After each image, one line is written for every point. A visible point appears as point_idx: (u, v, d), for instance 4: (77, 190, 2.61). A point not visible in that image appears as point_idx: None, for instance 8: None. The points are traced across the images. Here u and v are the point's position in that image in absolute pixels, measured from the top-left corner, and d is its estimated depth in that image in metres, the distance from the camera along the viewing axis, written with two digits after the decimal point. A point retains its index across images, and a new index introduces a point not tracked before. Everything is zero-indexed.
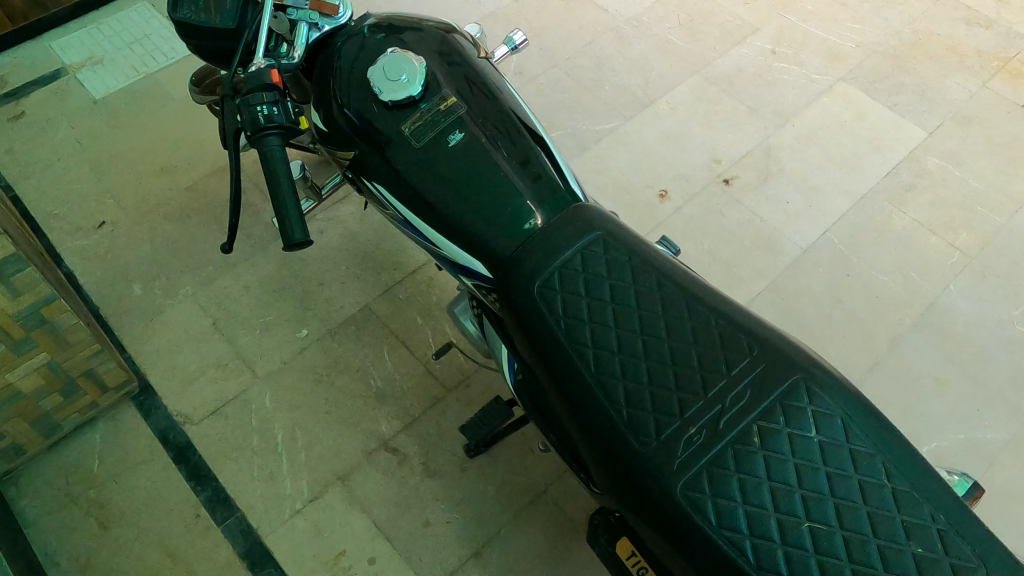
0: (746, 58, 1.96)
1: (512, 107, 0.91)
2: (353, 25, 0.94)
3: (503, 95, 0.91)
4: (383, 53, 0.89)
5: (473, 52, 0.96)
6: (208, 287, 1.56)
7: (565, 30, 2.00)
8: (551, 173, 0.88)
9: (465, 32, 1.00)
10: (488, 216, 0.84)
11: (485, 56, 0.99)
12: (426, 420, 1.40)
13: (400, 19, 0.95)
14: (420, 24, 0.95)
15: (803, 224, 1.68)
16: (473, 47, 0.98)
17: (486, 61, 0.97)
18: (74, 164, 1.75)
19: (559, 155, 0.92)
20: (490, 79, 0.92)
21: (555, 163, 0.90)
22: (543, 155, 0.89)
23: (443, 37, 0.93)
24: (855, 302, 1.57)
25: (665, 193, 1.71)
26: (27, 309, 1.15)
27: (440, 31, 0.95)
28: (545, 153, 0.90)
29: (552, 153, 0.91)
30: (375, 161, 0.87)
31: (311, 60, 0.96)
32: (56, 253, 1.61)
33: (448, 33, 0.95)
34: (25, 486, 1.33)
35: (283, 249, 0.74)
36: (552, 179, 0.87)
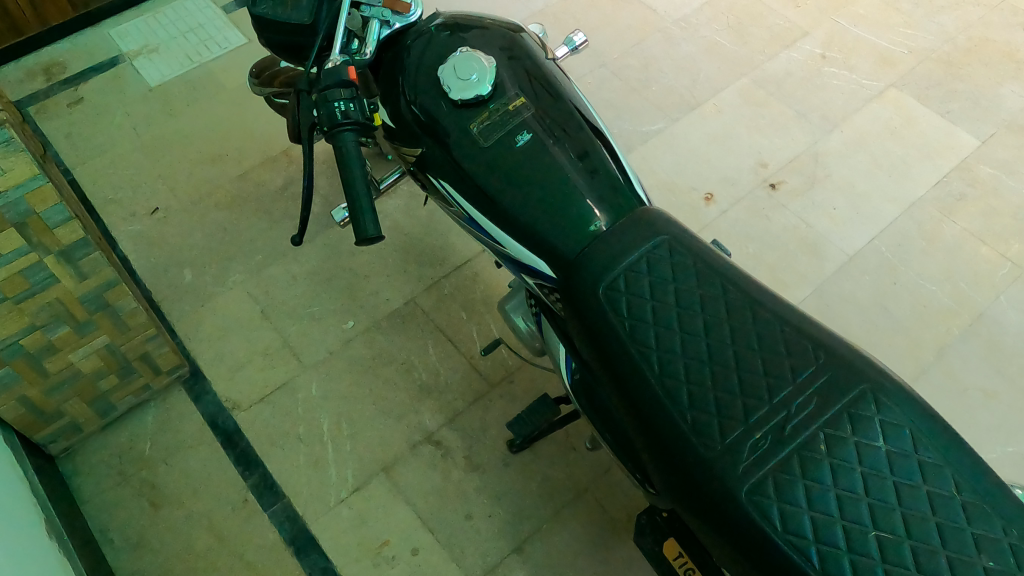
0: (795, 62, 1.95)
1: (578, 108, 0.92)
2: (422, 24, 0.95)
3: (569, 97, 0.92)
4: (452, 53, 0.90)
5: (539, 52, 0.96)
6: (257, 275, 1.59)
7: (613, 29, 2.00)
8: (615, 175, 0.88)
9: (530, 33, 1.01)
10: (553, 217, 0.85)
11: (551, 57, 0.99)
12: (469, 414, 1.42)
13: (468, 18, 0.97)
14: (487, 24, 0.96)
15: (850, 229, 1.67)
16: (539, 47, 0.98)
17: (552, 61, 0.98)
18: (129, 150, 1.79)
19: (621, 156, 0.93)
20: (556, 79, 0.93)
21: (619, 164, 0.91)
22: (608, 156, 0.90)
23: (510, 37, 0.95)
24: (902, 311, 1.56)
25: (710, 196, 1.71)
26: (92, 293, 1.18)
27: (507, 31, 0.96)
28: (609, 154, 0.91)
29: (615, 154, 0.92)
30: (441, 158, 0.89)
31: (379, 57, 0.97)
32: (111, 237, 1.64)
33: (515, 33, 0.96)
34: (81, 464, 1.38)
35: (356, 244, 0.75)
36: (615, 181, 0.88)
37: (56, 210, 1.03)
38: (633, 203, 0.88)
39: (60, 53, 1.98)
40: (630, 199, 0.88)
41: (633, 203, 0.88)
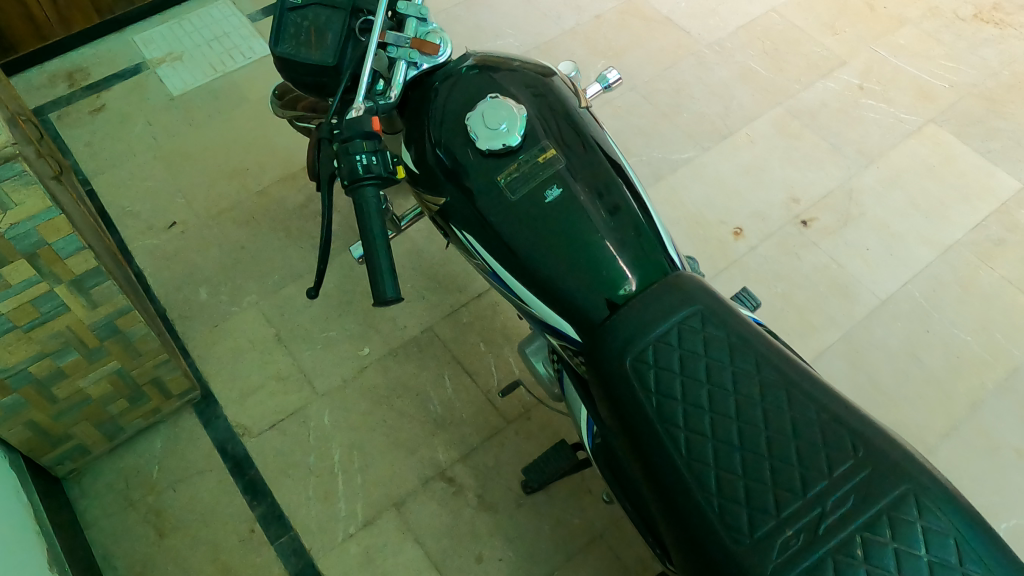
0: (831, 92, 1.90)
1: (611, 160, 0.88)
2: (452, 65, 0.91)
3: (601, 148, 0.88)
4: (482, 99, 0.86)
5: (573, 99, 0.92)
6: (273, 296, 1.56)
7: (645, 51, 1.95)
8: (647, 235, 0.84)
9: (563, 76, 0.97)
10: (582, 279, 0.81)
11: (584, 103, 0.95)
12: (483, 451, 1.38)
13: (499, 60, 0.93)
14: (519, 67, 0.92)
15: (882, 272, 1.62)
16: (572, 92, 0.94)
17: (586, 109, 0.93)
18: (149, 161, 1.77)
19: (654, 212, 0.88)
20: (588, 129, 0.89)
21: (651, 221, 0.87)
22: (640, 214, 0.86)
23: (543, 83, 0.90)
24: (934, 361, 1.50)
25: (739, 231, 1.65)
26: (103, 320, 1.16)
27: (540, 75, 0.92)
28: (641, 211, 0.86)
29: (648, 211, 0.88)
30: (465, 210, 0.85)
31: (405, 98, 0.94)
32: (127, 250, 1.63)
33: (548, 77, 0.92)
34: (87, 486, 1.37)
35: (373, 305, 0.72)
36: (647, 242, 0.84)
37: (69, 241, 1.02)
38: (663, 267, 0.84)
39: (84, 58, 1.97)
40: (661, 262, 0.84)
41: (664, 267, 0.84)
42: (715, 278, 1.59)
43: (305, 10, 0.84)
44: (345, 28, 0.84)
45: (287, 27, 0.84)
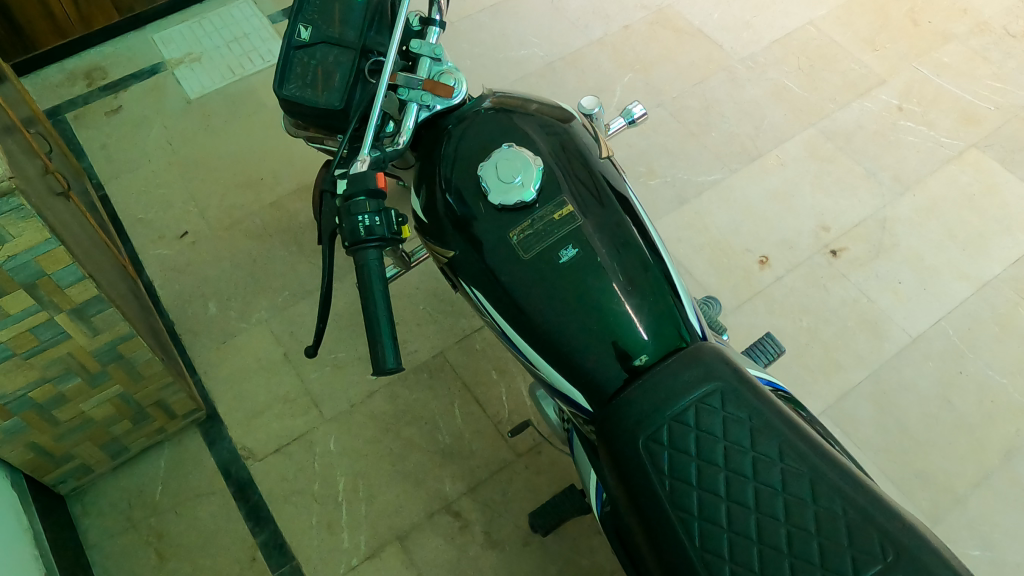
0: (868, 113, 1.83)
1: (632, 217, 0.83)
2: (468, 108, 0.87)
3: (621, 202, 0.83)
4: (497, 147, 0.82)
5: (594, 148, 0.87)
6: (283, 313, 1.53)
7: (674, 65, 1.88)
8: (667, 300, 0.79)
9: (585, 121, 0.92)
10: (596, 346, 0.77)
11: (607, 152, 0.90)
12: (491, 484, 1.34)
13: (518, 103, 0.88)
14: (539, 112, 0.87)
15: (914, 307, 1.55)
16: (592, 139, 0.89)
17: (608, 159, 0.89)
18: (163, 167, 1.74)
19: (675, 273, 0.83)
20: (609, 181, 0.84)
21: (671, 282, 0.82)
22: (661, 276, 0.81)
23: (563, 131, 0.86)
24: (966, 405, 1.44)
25: (765, 260, 1.59)
26: (105, 346, 1.14)
27: (561, 121, 0.87)
28: (663, 271, 0.81)
29: (669, 272, 0.82)
30: (475, 266, 0.80)
31: (417, 139, 0.90)
32: (138, 260, 1.60)
33: (568, 123, 0.87)
34: (90, 504, 1.35)
35: (373, 374, 0.67)
36: (667, 307, 0.79)
37: (68, 271, 1.00)
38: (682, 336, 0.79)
39: (103, 57, 1.94)
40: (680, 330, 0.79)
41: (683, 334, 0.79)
42: (738, 308, 1.53)
43: (312, 49, 0.79)
44: (354, 69, 0.79)
45: (292, 67, 0.79)
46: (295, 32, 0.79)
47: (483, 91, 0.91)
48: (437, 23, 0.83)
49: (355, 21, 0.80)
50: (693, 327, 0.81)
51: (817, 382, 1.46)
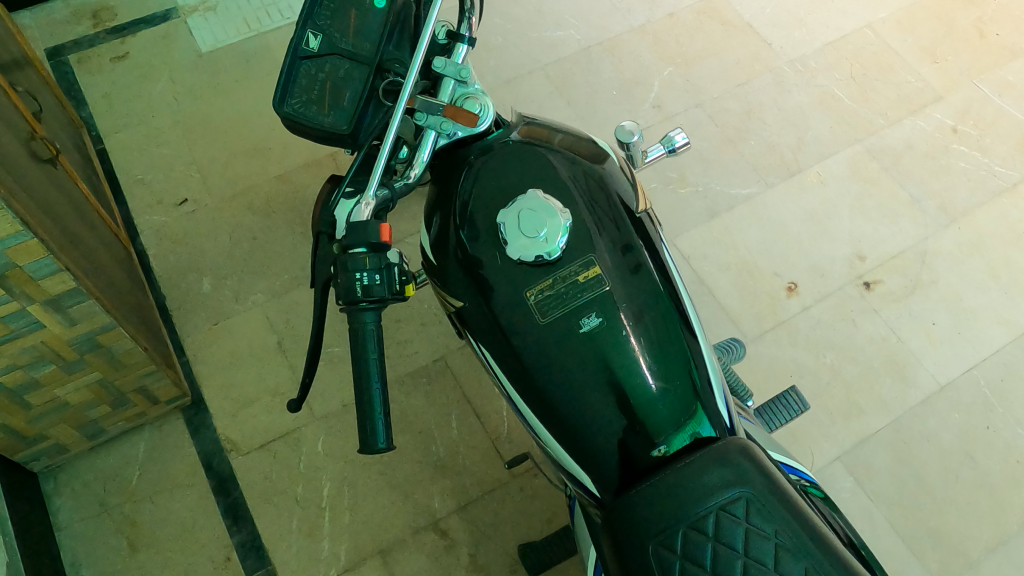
0: (920, 133, 1.71)
1: (665, 284, 0.74)
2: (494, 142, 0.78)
3: (655, 266, 0.74)
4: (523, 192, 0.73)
5: (632, 199, 0.78)
6: (280, 299, 1.44)
7: (718, 62, 1.76)
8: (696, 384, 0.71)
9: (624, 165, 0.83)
10: (613, 430, 0.69)
11: (646, 204, 0.80)
12: (483, 504, 1.28)
13: (549, 140, 0.79)
14: (573, 153, 0.78)
15: (946, 352, 1.46)
16: (629, 186, 0.79)
17: (646, 212, 0.79)
18: (167, 125, 1.64)
19: (707, 351, 0.75)
20: (645, 240, 0.75)
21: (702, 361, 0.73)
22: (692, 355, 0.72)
23: (599, 177, 0.76)
24: (990, 464, 1.36)
25: (793, 286, 1.49)
26: (83, 336, 1.06)
27: (598, 166, 0.78)
28: (695, 349, 0.73)
29: (700, 349, 0.74)
30: (484, 324, 0.73)
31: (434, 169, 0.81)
32: (133, 225, 1.52)
33: (606, 169, 0.78)
34: (63, 484, 1.30)
35: (360, 451, 0.60)
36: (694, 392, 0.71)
37: (42, 263, 0.93)
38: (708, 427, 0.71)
39: None
40: (704, 419, 0.71)
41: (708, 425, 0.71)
42: (760, 337, 1.44)
43: (321, 60, 0.69)
44: (367, 89, 0.70)
45: (297, 79, 0.69)
46: (302, 40, 0.68)
47: (514, 120, 0.82)
48: (465, 39, 0.72)
49: (371, 32, 0.70)
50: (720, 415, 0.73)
51: (835, 425, 1.38)
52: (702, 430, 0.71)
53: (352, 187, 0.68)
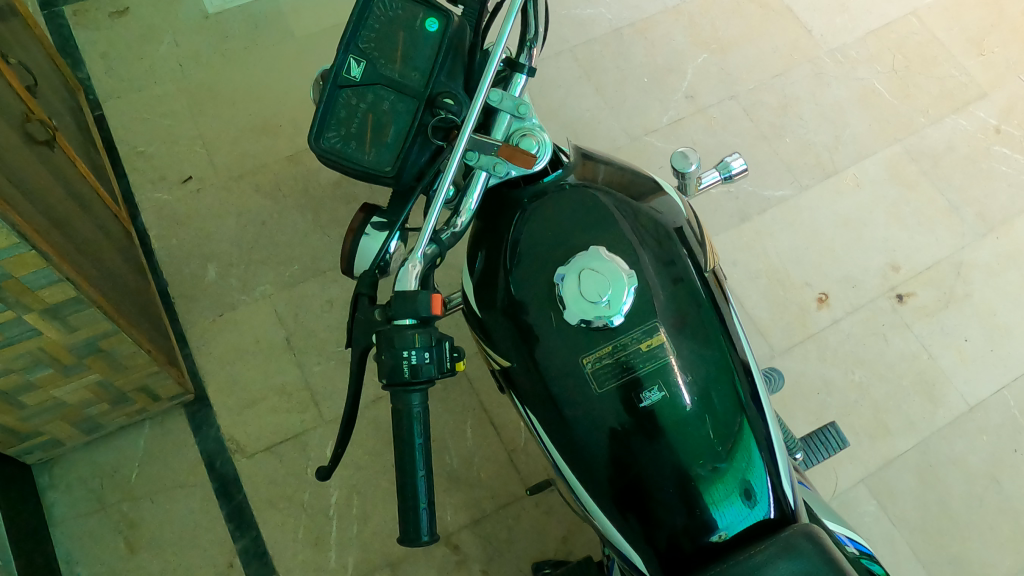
0: (962, 133, 1.59)
1: (733, 354, 0.69)
2: (553, 188, 0.72)
3: (724, 335, 0.69)
4: (585, 250, 0.67)
5: (699, 256, 0.72)
6: (289, 291, 1.38)
7: (756, 49, 1.66)
8: (755, 451, 0.66)
9: (692, 215, 0.77)
10: (664, 500, 0.65)
11: (713, 262, 0.75)
12: (496, 520, 1.24)
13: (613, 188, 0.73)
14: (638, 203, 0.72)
15: (978, 371, 1.38)
16: (697, 242, 0.73)
17: (713, 270, 0.74)
18: (169, 92, 1.52)
19: (773, 426, 0.70)
20: (712, 305, 0.70)
21: (762, 416, 0.68)
22: (752, 416, 0.67)
23: (665, 233, 0.71)
24: (1015, 489, 1.30)
25: (824, 297, 1.43)
26: (83, 341, 0.99)
27: (664, 220, 0.72)
28: (753, 407, 0.68)
29: (767, 426, 0.69)
30: (534, 388, 0.68)
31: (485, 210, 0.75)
32: (132, 202, 1.43)
33: (673, 224, 0.72)
34: (58, 477, 1.23)
35: (400, 543, 0.54)
36: (751, 455, 0.66)
37: (41, 273, 0.86)
38: (759, 473, 0.66)
39: None
40: (762, 484, 0.66)
41: (761, 478, 0.66)
42: (788, 351, 1.39)
43: (364, 89, 0.61)
44: (415, 124, 0.61)
45: (336, 109, 0.61)
46: (345, 66, 0.60)
47: (573, 161, 0.76)
48: (524, 69, 0.64)
49: (421, 58, 0.61)
50: (778, 478, 0.67)
51: (862, 446, 1.32)
52: (754, 485, 0.66)
53: (382, 217, 0.65)
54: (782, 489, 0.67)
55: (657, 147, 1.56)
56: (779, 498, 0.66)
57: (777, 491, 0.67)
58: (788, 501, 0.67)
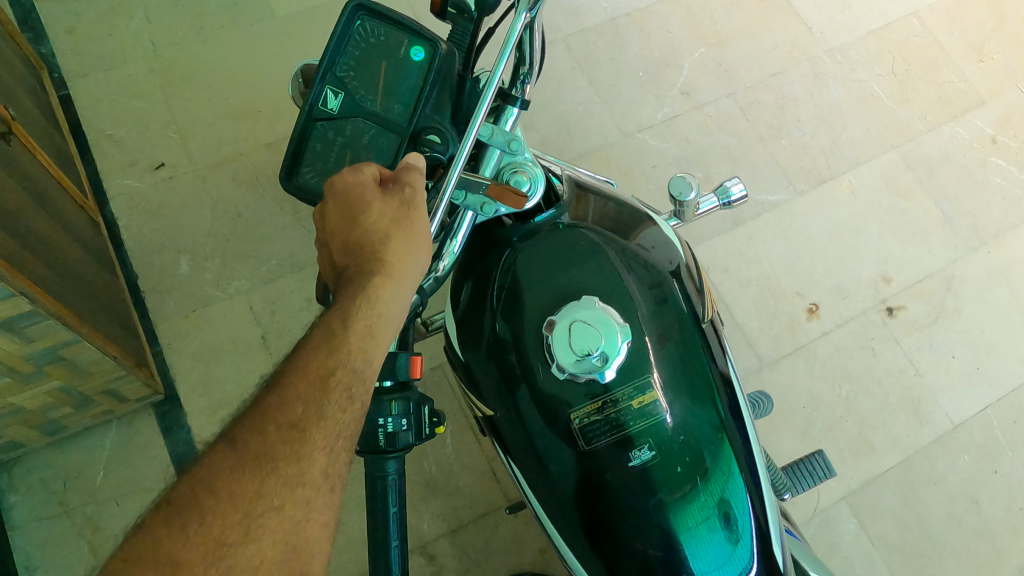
0: (958, 141, 1.56)
1: (727, 410, 0.65)
2: (545, 227, 0.68)
3: (719, 390, 0.66)
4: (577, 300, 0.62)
5: (697, 308, 0.69)
6: (266, 287, 1.33)
7: (755, 45, 1.61)
8: (743, 503, 0.63)
9: (692, 261, 0.73)
10: (645, 540, 0.61)
11: (711, 312, 0.71)
12: (474, 530, 1.21)
13: (608, 229, 0.70)
14: (634, 248, 0.69)
15: (964, 389, 1.37)
16: (695, 290, 0.70)
17: (710, 322, 0.70)
18: (142, 71, 1.45)
19: (767, 485, 0.66)
20: (707, 358, 0.67)
21: (743, 435, 0.65)
22: (737, 454, 0.64)
23: (659, 281, 0.68)
24: (994, 510, 1.29)
25: (814, 308, 1.41)
26: (42, 350, 0.94)
27: (661, 267, 0.69)
28: (739, 441, 0.65)
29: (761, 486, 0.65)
30: (517, 439, 0.66)
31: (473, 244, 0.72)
32: (101, 189, 1.37)
33: (671, 272, 0.69)
34: (19, 479, 1.19)
35: None
36: (739, 506, 0.63)
37: None
38: (739, 494, 0.63)
39: None
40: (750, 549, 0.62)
41: (741, 503, 0.63)
42: (776, 363, 1.37)
43: (341, 123, 0.57)
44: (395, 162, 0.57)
45: (311, 143, 0.58)
46: (321, 97, 0.57)
47: (570, 195, 0.72)
48: (516, 102, 0.60)
49: (406, 89, 0.58)
50: (767, 532, 0.63)
51: (845, 463, 1.30)
52: (739, 528, 0.62)
53: None
54: (763, 510, 0.63)
55: (651, 146, 1.51)
56: (766, 555, 0.62)
57: (759, 516, 0.63)
58: (769, 524, 0.63)
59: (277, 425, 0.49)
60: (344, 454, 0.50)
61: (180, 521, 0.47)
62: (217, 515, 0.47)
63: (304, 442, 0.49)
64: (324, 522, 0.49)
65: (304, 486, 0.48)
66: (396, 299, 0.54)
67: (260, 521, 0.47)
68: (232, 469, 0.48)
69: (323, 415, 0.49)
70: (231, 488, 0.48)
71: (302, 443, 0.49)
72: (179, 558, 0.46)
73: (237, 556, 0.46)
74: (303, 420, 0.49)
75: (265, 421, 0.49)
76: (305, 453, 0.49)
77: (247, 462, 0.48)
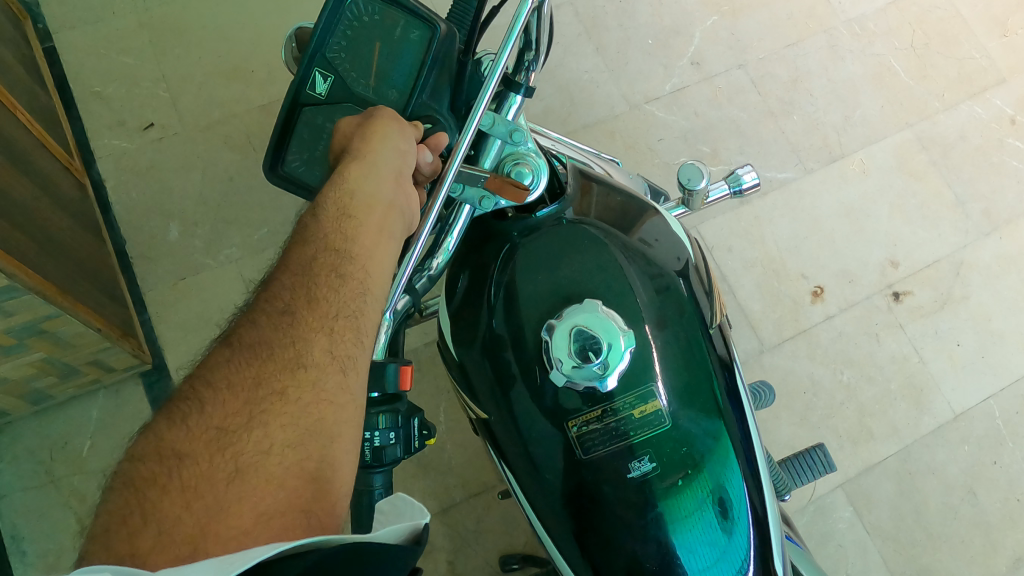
0: (975, 121, 1.51)
1: (733, 420, 0.62)
2: (546, 220, 0.65)
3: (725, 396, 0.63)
4: (579, 304, 0.58)
5: (707, 315, 0.66)
6: (258, 256, 1.29)
7: (769, 14, 1.54)
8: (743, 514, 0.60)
9: (701, 263, 0.70)
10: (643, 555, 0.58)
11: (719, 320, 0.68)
12: (465, 510, 1.20)
13: (614, 226, 0.66)
14: (640, 246, 0.65)
15: (967, 378, 1.35)
16: (704, 291, 0.67)
17: (718, 328, 0.67)
18: (130, 24, 1.39)
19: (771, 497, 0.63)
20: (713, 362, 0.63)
21: (749, 446, 0.62)
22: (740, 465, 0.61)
23: (664, 281, 0.64)
24: (991, 502, 1.28)
25: (819, 291, 1.37)
26: (21, 325, 0.92)
27: (670, 270, 0.65)
28: (742, 449, 0.62)
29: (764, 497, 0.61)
30: (512, 444, 0.63)
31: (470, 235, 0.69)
32: (87, 149, 1.32)
33: (679, 274, 0.66)
34: (4, 447, 1.17)
35: None
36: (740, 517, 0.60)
37: None
38: (740, 502, 0.60)
39: None
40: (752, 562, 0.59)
41: (744, 512, 0.60)
42: (777, 347, 1.34)
43: (330, 108, 0.56)
44: None
45: (298, 127, 0.57)
46: (309, 81, 0.55)
47: (576, 190, 0.68)
48: (521, 89, 0.56)
49: (400, 73, 0.56)
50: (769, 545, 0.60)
51: (843, 451, 1.29)
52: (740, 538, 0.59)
53: None
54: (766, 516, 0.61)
55: (658, 118, 1.46)
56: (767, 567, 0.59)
57: (761, 526, 0.60)
58: (769, 522, 0.61)
59: (268, 317, 0.50)
60: (347, 336, 0.49)
61: (179, 413, 0.46)
62: (216, 406, 0.46)
63: (297, 327, 0.49)
64: (338, 406, 0.47)
65: (305, 367, 0.48)
66: (376, 177, 0.55)
67: (263, 408, 0.46)
68: (229, 362, 0.49)
69: (313, 300, 0.51)
70: (230, 379, 0.47)
71: (295, 330, 0.49)
72: (181, 448, 0.44)
73: (238, 443, 0.45)
74: (293, 306, 0.51)
75: (257, 317, 0.51)
76: (302, 338, 0.49)
77: (245, 357, 0.49)
